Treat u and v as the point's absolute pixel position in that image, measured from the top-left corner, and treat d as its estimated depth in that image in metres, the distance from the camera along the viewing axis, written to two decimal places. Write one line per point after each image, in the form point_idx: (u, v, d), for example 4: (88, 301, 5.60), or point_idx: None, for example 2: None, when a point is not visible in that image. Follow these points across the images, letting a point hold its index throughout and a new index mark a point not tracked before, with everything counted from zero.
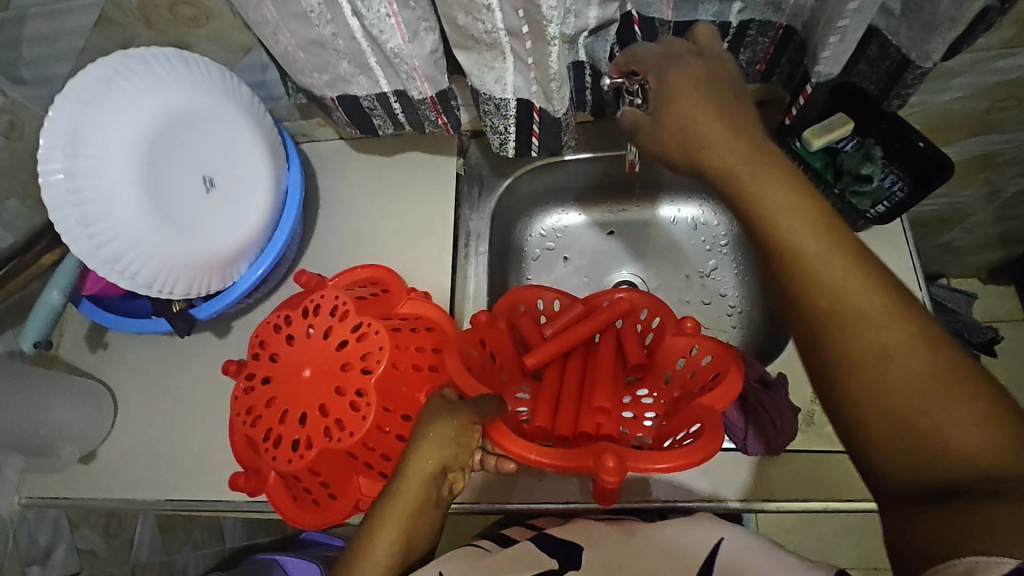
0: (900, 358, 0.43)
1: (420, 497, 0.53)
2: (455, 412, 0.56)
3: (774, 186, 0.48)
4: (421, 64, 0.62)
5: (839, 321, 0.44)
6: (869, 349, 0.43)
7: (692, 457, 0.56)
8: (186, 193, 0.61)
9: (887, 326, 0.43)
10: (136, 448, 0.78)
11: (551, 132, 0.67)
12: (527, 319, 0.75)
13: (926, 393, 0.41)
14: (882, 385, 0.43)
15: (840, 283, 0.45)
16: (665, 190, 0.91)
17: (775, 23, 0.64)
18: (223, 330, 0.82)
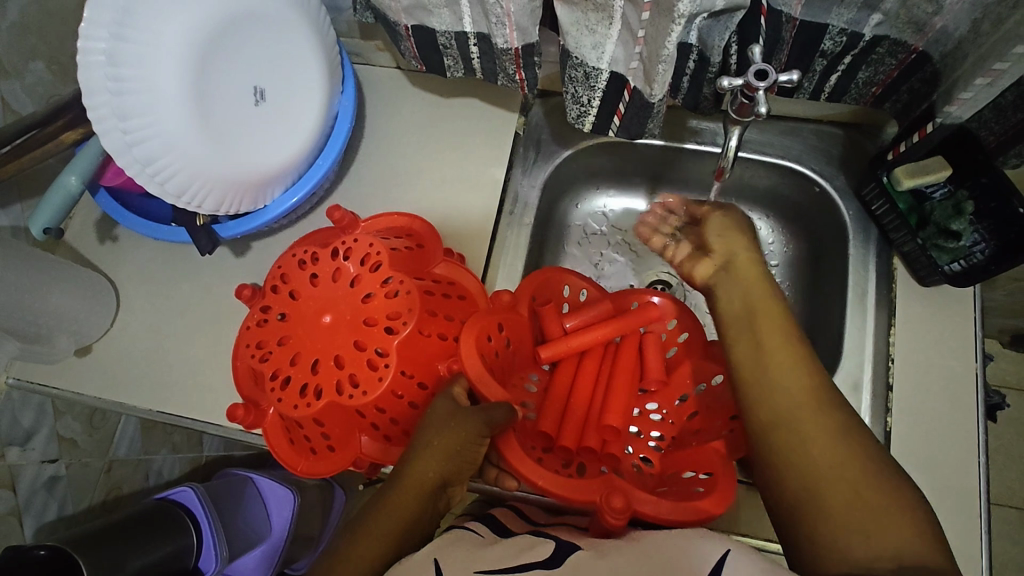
0: (824, 424, 0.52)
1: (417, 500, 0.56)
2: (461, 420, 0.57)
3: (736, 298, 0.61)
4: (516, 11, 0.55)
5: (782, 413, 0.54)
6: (808, 438, 0.52)
7: (703, 511, 0.55)
8: (233, 101, 0.55)
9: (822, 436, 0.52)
10: (134, 351, 0.75)
11: (636, 116, 0.61)
12: (551, 306, 0.72)
13: (838, 461, 0.50)
14: (824, 507, 0.49)
15: (797, 396, 0.54)
16: (726, 197, 0.85)
17: (910, 46, 0.57)
18: (241, 250, 0.78)
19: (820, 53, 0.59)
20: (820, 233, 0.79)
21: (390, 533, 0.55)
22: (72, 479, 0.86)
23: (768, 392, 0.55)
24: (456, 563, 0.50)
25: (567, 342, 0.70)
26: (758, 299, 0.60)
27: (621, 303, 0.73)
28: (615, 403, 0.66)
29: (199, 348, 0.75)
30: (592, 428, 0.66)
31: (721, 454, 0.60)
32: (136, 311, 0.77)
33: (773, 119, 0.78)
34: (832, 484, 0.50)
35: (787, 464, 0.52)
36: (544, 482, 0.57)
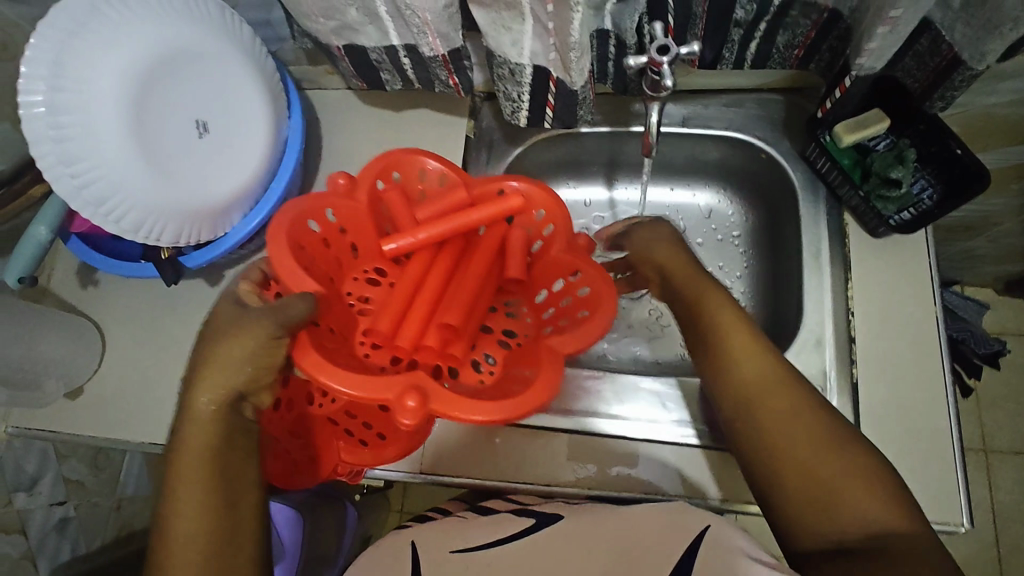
0: (797, 411, 0.48)
1: (215, 444, 0.48)
2: (244, 326, 0.50)
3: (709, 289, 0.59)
4: (433, 19, 0.57)
5: (755, 403, 0.50)
6: (777, 429, 0.48)
7: (525, 406, 0.53)
8: (177, 137, 0.58)
9: (795, 422, 0.48)
10: (124, 388, 0.78)
11: (566, 105, 0.63)
12: (395, 192, 0.64)
13: (812, 446, 0.46)
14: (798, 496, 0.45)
15: (765, 382, 0.50)
16: (682, 174, 0.87)
17: (821, 6, 0.58)
18: (216, 279, 0.81)
19: (734, 23, 0.61)
20: (774, 199, 0.80)
21: (208, 495, 0.47)
22: (81, 519, 0.89)
23: (732, 376, 0.52)
24: (437, 539, 0.56)
25: (415, 232, 0.64)
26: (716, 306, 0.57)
27: (478, 191, 0.65)
28: (457, 305, 0.62)
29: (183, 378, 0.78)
30: (432, 326, 0.62)
31: (552, 355, 0.58)
32: (122, 349, 0.80)
33: (713, 92, 0.79)
34: (800, 462, 0.46)
35: (767, 452, 0.48)
36: (348, 387, 0.52)
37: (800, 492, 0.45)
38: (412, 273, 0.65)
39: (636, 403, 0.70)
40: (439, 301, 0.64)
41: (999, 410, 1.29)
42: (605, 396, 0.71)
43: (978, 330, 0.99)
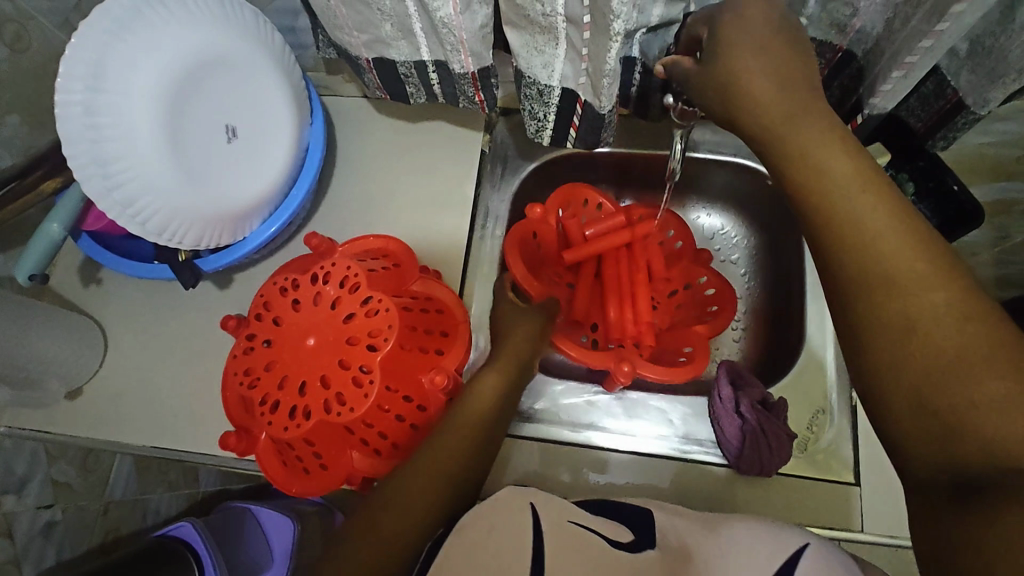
0: (941, 301, 0.38)
1: (482, 420, 0.60)
2: (527, 315, 0.69)
3: (831, 148, 0.43)
4: (469, 38, 0.58)
5: (885, 277, 0.40)
6: (905, 305, 0.39)
7: (690, 372, 0.69)
8: (206, 141, 0.58)
9: (923, 298, 0.39)
10: (125, 390, 0.77)
11: (591, 127, 0.65)
12: (572, 219, 0.82)
13: (962, 353, 0.37)
14: (928, 409, 0.37)
15: (881, 248, 0.40)
16: (690, 196, 0.89)
17: (835, 45, 0.62)
18: (225, 282, 0.80)
19: None
20: (776, 225, 0.83)
21: (457, 450, 0.57)
22: (69, 524, 0.86)
23: (845, 241, 0.41)
24: (551, 508, 0.51)
25: (589, 246, 0.80)
26: (764, 92, 0.45)
27: (631, 215, 0.82)
28: (642, 303, 0.78)
29: (188, 382, 0.77)
30: (630, 321, 0.77)
31: (699, 334, 0.77)
32: (125, 351, 0.78)
33: None
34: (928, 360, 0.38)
35: (873, 352, 0.40)
36: (575, 353, 0.70)
37: (925, 423, 0.37)
38: (585, 282, 0.83)
39: (644, 418, 0.73)
40: (621, 300, 0.79)
41: None
42: (613, 411, 0.73)
43: None
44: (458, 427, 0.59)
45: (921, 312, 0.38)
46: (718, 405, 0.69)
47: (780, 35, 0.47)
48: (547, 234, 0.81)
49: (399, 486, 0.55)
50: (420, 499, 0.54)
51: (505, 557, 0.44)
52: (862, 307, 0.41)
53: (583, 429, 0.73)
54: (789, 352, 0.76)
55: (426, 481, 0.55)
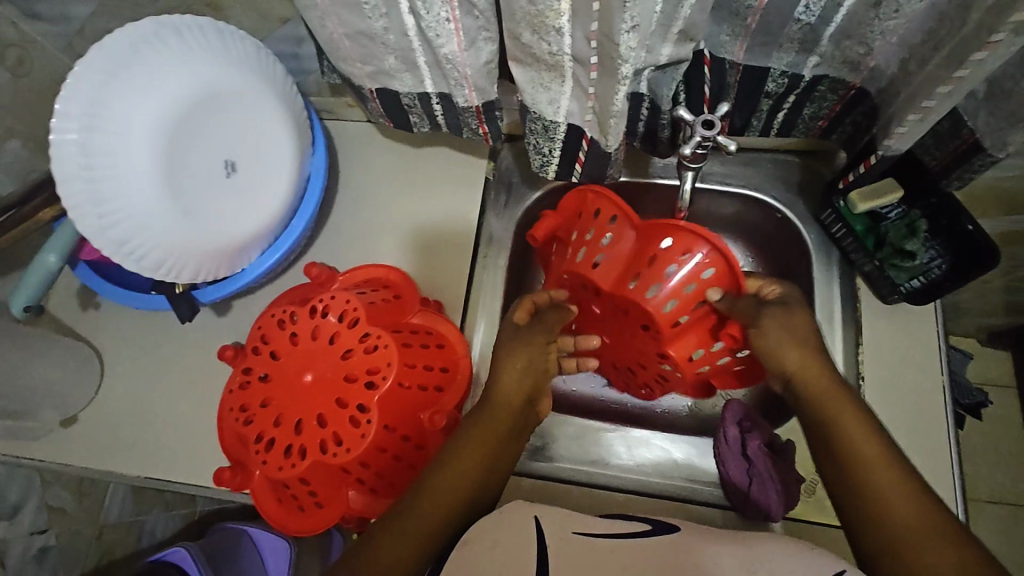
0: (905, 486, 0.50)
1: (484, 446, 0.58)
2: (539, 333, 0.64)
3: (852, 418, 0.55)
4: (473, 74, 0.57)
5: (874, 487, 0.51)
6: (886, 496, 0.50)
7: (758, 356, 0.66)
8: (205, 176, 0.57)
9: (902, 505, 0.49)
10: (121, 418, 0.76)
11: (597, 162, 0.63)
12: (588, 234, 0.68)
13: (926, 534, 0.47)
14: (902, 533, 0.48)
15: (866, 450, 0.53)
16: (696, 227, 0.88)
17: (849, 82, 0.60)
18: (223, 309, 0.79)
19: (765, 94, 0.63)
20: (784, 258, 0.82)
21: (454, 484, 0.55)
22: (62, 549, 0.85)
23: (842, 441, 0.54)
24: (557, 521, 0.50)
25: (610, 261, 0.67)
26: (794, 359, 0.58)
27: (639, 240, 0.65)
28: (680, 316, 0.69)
29: (184, 411, 0.76)
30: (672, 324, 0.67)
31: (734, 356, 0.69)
32: (121, 378, 0.77)
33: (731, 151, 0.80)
34: (882, 484, 0.51)
35: (869, 493, 0.51)
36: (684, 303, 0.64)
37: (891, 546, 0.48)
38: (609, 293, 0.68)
39: (647, 456, 0.72)
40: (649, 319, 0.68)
41: (980, 459, 1.33)
42: (616, 449, 0.72)
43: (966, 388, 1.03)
44: (460, 460, 0.56)
45: (892, 482, 0.51)
46: (722, 444, 0.68)
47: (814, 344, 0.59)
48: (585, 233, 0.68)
49: (402, 518, 0.53)
50: (420, 530, 0.52)
51: (508, 562, 0.45)
52: (862, 488, 0.51)
53: (584, 467, 0.72)
54: None
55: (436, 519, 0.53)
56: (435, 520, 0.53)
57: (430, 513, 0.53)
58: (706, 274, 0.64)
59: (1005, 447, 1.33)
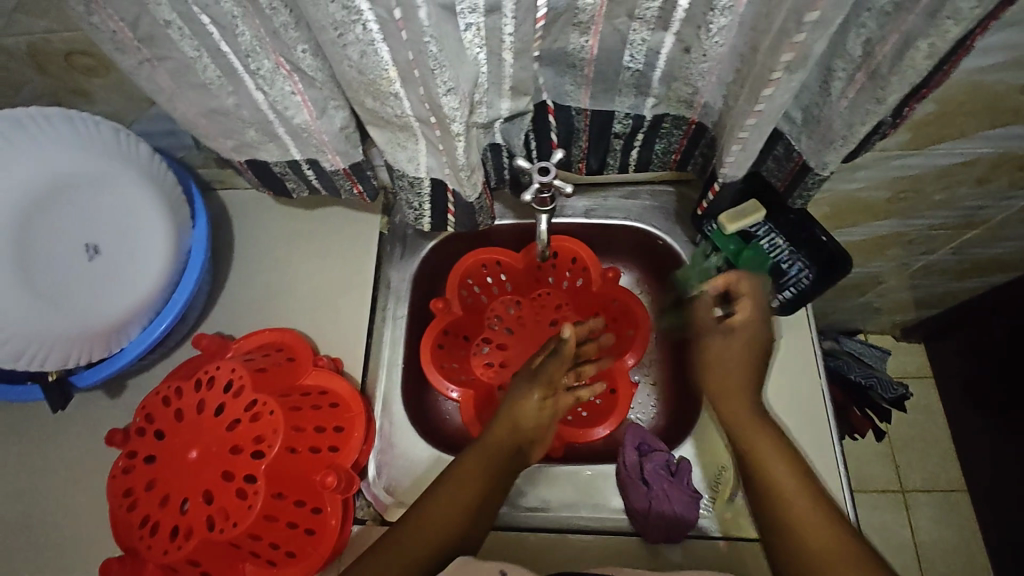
0: (795, 469, 0.61)
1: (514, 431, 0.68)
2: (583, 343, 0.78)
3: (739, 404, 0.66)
4: (331, 139, 0.60)
5: (765, 464, 0.61)
6: (773, 469, 0.61)
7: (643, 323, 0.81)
8: (64, 262, 0.60)
9: (797, 485, 0.59)
10: (11, 515, 0.73)
11: (466, 213, 0.66)
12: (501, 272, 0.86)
13: (797, 493, 0.59)
14: (789, 515, 0.58)
15: (755, 438, 0.64)
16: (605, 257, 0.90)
17: (688, 119, 0.65)
18: (116, 389, 0.77)
19: (614, 134, 0.67)
20: (671, 280, 0.86)
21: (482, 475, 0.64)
22: None
23: (762, 470, 0.61)
24: None
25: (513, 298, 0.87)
26: (741, 412, 0.66)
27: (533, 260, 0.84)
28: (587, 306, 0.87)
29: (78, 501, 0.73)
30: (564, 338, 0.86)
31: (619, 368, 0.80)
32: (8, 474, 0.74)
33: (612, 185, 0.85)
34: (796, 519, 0.58)
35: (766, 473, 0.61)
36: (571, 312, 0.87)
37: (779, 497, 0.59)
38: (519, 330, 0.86)
39: (553, 490, 0.74)
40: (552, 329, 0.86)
41: (911, 451, 1.37)
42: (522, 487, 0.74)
43: (885, 374, 1.03)
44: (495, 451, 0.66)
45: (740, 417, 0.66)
46: (623, 471, 0.69)
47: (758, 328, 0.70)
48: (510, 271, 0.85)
49: (437, 498, 0.62)
50: (459, 499, 0.62)
51: None
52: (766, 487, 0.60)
53: (491, 509, 0.73)
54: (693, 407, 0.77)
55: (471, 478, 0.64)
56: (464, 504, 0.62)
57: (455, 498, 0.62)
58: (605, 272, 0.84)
59: (932, 436, 1.38)
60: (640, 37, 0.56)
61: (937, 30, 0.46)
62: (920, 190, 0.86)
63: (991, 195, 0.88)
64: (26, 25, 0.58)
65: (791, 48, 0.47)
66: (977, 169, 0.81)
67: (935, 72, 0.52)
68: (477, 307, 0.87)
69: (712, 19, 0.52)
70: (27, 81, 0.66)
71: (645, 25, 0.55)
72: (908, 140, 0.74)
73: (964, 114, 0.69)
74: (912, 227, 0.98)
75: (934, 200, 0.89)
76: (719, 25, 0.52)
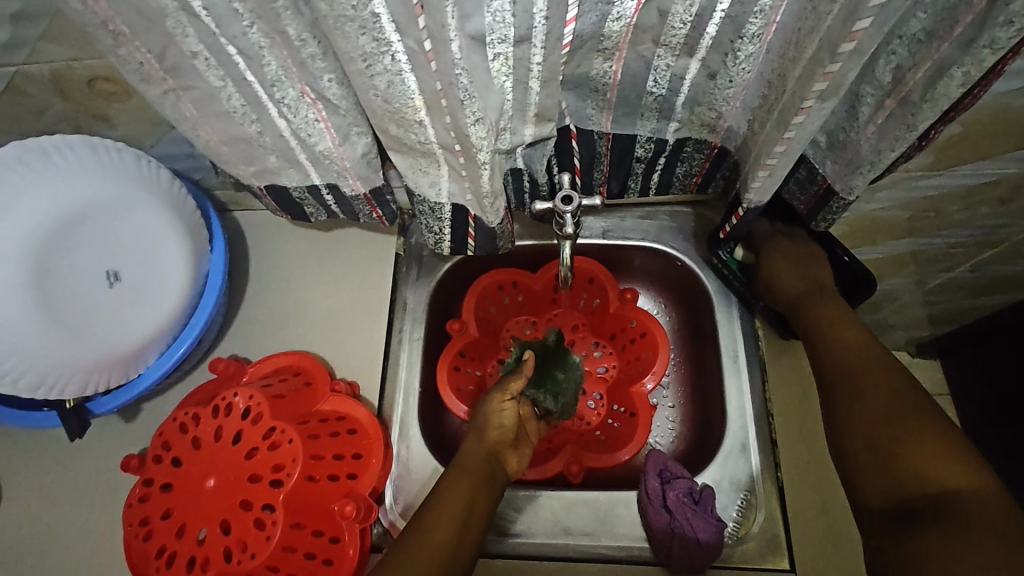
0: (887, 384, 0.56)
1: (480, 473, 0.63)
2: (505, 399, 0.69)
3: (850, 349, 0.61)
4: (353, 165, 0.59)
5: (856, 386, 0.57)
6: (866, 393, 0.56)
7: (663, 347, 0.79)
8: (84, 291, 0.60)
9: (884, 401, 0.55)
10: (24, 542, 0.72)
11: (486, 236, 0.66)
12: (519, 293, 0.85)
13: (891, 424, 0.53)
14: (868, 433, 0.54)
15: (855, 359, 0.60)
16: (625, 278, 0.89)
17: (711, 142, 0.65)
18: (130, 414, 0.76)
19: (636, 158, 0.67)
20: (692, 300, 0.84)
21: (459, 504, 0.60)
22: None
23: (846, 386, 0.58)
24: None
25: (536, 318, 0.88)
26: (844, 342, 0.62)
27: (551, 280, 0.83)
28: (606, 328, 0.86)
29: (92, 528, 0.72)
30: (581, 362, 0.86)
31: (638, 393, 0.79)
32: (21, 501, 0.73)
33: (629, 206, 0.84)
34: (864, 401, 0.56)
35: (859, 407, 0.56)
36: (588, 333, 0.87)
37: (874, 427, 0.54)
38: None
39: (574, 519, 0.71)
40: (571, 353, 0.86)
41: None
42: (544, 515, 0.72)
43: None
44: (456, 481, 0.61)
45: (853, 360, 0.60)
46: (645, 499, 0.68)
47: (806, 258, 0.71)
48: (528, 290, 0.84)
49: (437, 508, 0.59)
50: (445, 521, 0.58)
51: None
52: (839, 399, 0.58)
53: (510, 538, 0.71)
54: (714, 435, 0.76)
55: (455, 507, 0.59)
56: (449, 531, 0.57)
57: (457, 509, 0.59)
58: (623, 294, 0.82)
59: None
60: (665, 63, 0.55)
61: (973, 59, 0.46)
62: (940, 210, 0.86)
63: (1011, 215, 0.87)
64: (51, 53, 0.58)
65: (824, 77, 0.47)
66: (1001, 189, 0.80)
67: (967, 96, 0.51)
68: (496, 326, 0.87)
69: (740, 47, 0.51)
70: (49, 106, 0.66)
71: (670, 52, 0.54)
72: (931, 161, 0.73)
73: (989, 136, 0.68)
74: (932, 245, 0.97)
75: (954, 219, 0.88)
76: (746, 52, 0.52)
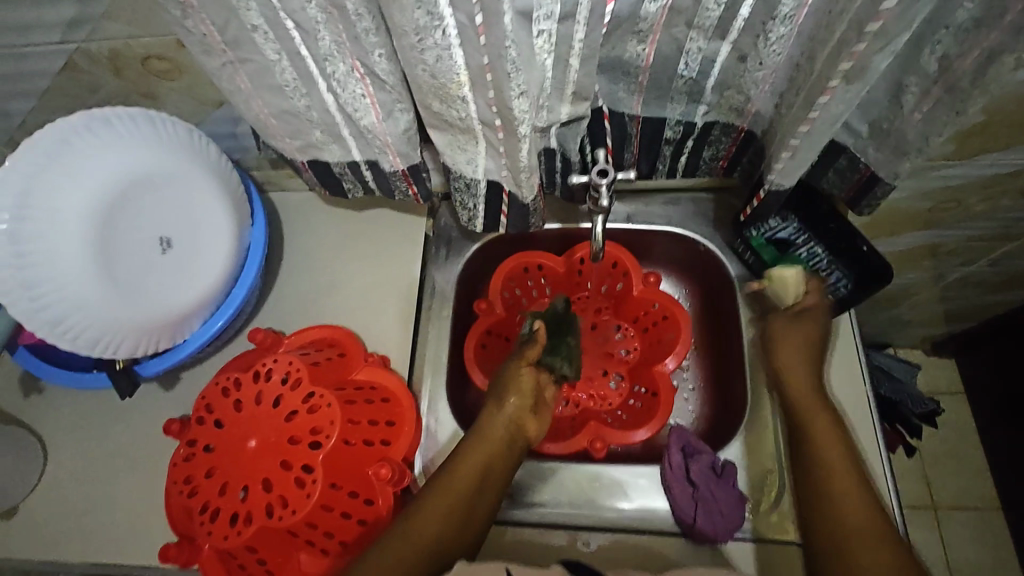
0: (861, 512, 0.55)
1: (489, 455, 0.64)
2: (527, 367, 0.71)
3: (836, 451, 0.60)
4: (394, 141, 0.62)
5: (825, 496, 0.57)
6: (840, 510, 0.56)
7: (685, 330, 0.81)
8: (140, 254, 0.63)
9: (856, 522, 0.54)
10: (67, 501, 0.75)
11: (518, 213, 0.68)
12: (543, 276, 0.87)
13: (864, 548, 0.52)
14: (845, 527, 0.54)
15: (836, 458, 0.59)
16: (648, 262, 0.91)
17: (737, 126, 0.67)
18: (169, 381, 0.79)
19: (664, 140, 0.69)
20: (713, 284, 0.86)
21: (461, 493, 0.60)
22: None
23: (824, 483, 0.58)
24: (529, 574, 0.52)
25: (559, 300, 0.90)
26: (825, 435, 0.61)
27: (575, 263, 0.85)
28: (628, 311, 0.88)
29: (132, 490, 0.75)
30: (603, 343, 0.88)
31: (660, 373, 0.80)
32: (66, 462, 0.76)
33: (653, 192, 0.86)
34: (840, 520, 0.55)
35: (838, 499, 0.56)
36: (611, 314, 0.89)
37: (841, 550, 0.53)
38: None
39: (596, 490, 0.73)
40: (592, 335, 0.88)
41: (944, 469, 1.34)
42: (567, 487, 0.74)
43: (915, 390, 1.03)
44: (460, 471, 0.62)
45: (837, 460, 0.59)
46: (667, 470, 0.71)
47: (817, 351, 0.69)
48: (553, 274, 0.86)
49: (436, 490, 0.60)
50: (442, 507, 0.59)
51: None
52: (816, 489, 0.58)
53: (534, 507, 0.73)
54: (737, 416, 0.77)
55: (452, 499, 0.60)
56: (440, 522, 0.58)
57: (456, 496, 0.60)
58: (646, 277, 0.84)
59: (966, 455, 1.35)
60: (697, 46, 0.58)
61: None
62: (961, 201, 0.87)
63: None
64: (111, 31, 0.61)
65: (852, 57, 0.49)
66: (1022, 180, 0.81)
67: (1005, 85, 0.53)
68: (521, 308, 0.89)
69: (771, 30, 0.53)
70: (104, 83, 0.69)
71: (703, 34, 0.56)
72: (954, 150, 0.75)
73: (1013, 124, 0.70)
74: (951, 238, 0.98)
75: (974, 210, 0.89)
76: (777, 35, 0.54)
